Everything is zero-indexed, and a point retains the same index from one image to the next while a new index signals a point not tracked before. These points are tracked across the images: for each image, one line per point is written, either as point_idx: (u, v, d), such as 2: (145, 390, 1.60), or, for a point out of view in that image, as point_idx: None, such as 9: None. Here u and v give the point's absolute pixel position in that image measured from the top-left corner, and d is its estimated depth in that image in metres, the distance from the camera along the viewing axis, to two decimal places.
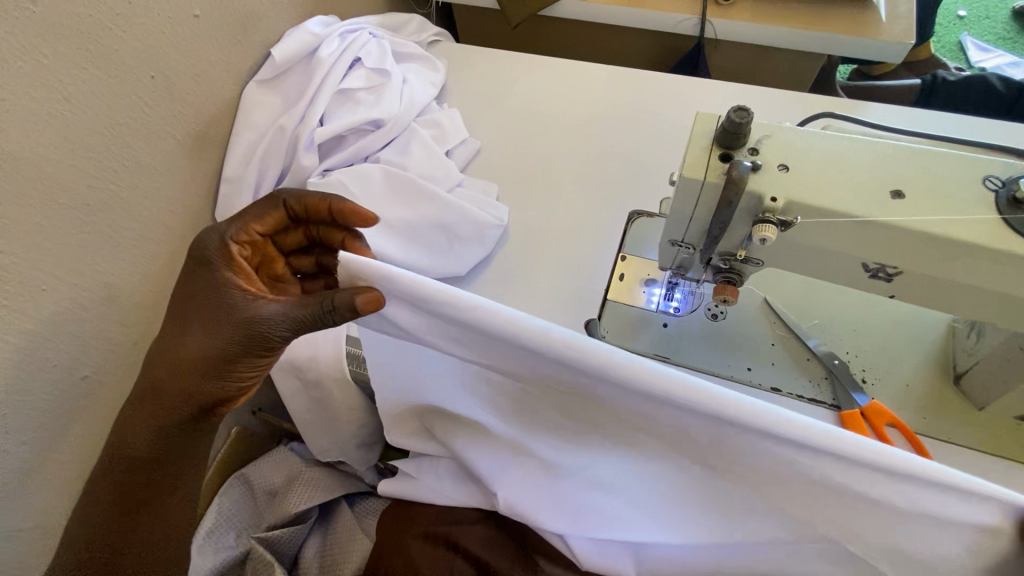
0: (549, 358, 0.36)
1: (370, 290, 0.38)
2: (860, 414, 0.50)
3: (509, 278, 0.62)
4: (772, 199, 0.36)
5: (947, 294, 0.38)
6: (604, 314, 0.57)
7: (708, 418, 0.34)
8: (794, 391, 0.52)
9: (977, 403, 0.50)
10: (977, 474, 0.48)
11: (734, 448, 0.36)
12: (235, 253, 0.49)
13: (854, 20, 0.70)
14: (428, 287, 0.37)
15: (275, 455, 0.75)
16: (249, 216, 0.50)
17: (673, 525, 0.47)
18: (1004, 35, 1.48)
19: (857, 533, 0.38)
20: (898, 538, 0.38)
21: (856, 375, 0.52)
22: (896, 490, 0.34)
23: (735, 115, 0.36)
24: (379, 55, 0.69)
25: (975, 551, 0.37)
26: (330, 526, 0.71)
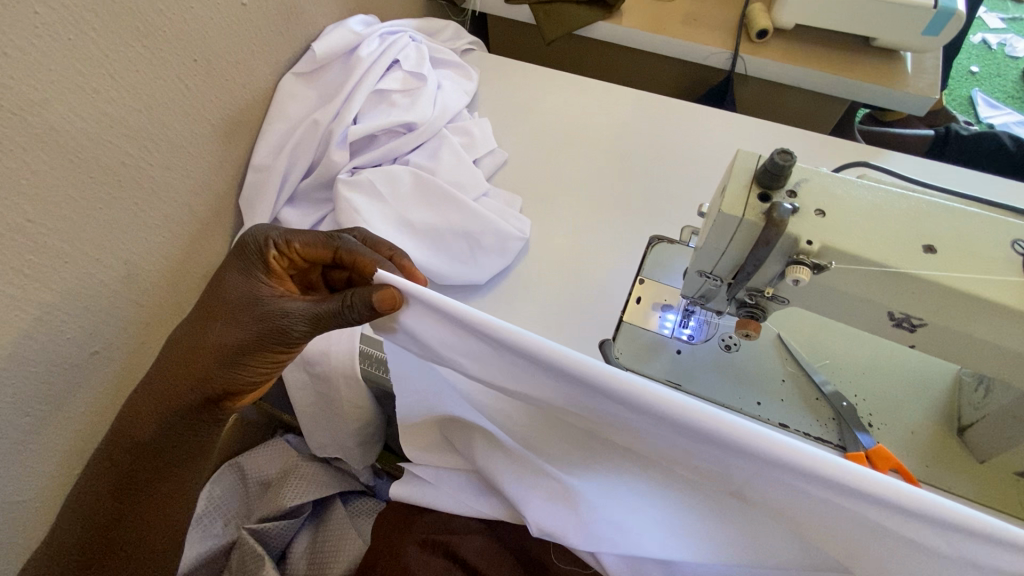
0: (549, 370, 0.37)
1: (386, 288, 0.39)
2: (865, 455, 0.48)
3: (526, 292, 0.62)
4: (808, 242, 0.37)
5: (967, 349, 0.39)
6: (618, 336, 0.58)
7: (686, 432, 0.35)
8: (800, 429, 0.53)
9: (980, 457, 0.51)
10: None
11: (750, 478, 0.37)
12: (272, 259, 0.49)
13: (881, 70, 0.72)
14: (435, 303, 0.38)
15: (270, 446, 0.74)
16: (297, 236, 0.49)
17: (693, 542, 0.48)
18: (1014, 93, 1.51)
19: (866, 560, 0.39)
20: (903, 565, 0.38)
21: (863, 419, 0.53)
22: (894, 519, 0.34)
23: (779, 157, 0.37)
24: (416, 59, 0.70)
25: None
26: (322, 522, 0.70)
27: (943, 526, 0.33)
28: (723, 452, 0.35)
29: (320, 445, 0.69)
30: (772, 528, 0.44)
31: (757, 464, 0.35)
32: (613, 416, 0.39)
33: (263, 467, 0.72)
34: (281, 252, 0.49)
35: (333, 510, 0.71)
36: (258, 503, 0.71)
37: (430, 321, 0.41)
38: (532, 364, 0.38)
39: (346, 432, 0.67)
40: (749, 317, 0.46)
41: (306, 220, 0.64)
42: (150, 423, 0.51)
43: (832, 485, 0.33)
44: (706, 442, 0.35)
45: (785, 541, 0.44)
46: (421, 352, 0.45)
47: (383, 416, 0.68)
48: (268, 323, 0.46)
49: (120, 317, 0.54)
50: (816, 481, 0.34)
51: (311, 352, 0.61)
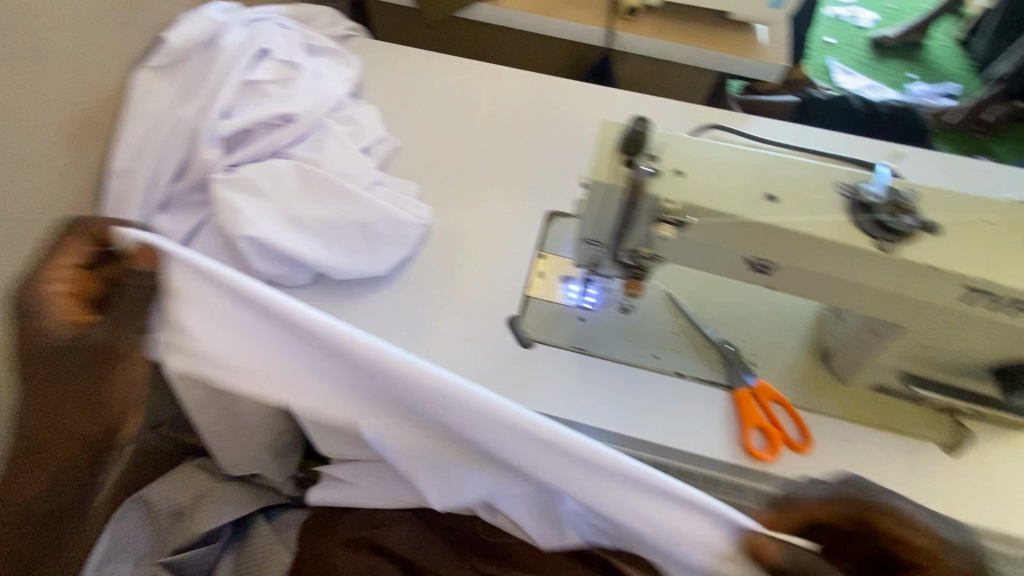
0: (342, 359, 0.42)
1: (142, 249, 0.45)
2: (751, 393, 0.56)
3: (431, 278, 0.62)
4: (669, 201, 0.41)
5: (816, 284, 0.44)
6: (526, 311, 0.60)
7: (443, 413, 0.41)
8: (694, 375, 0.57)
9: (842, 378, 0.57)
10: (857, 443, 0.54)
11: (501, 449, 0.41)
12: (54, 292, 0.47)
13: (738, 42, 0.79)
14: (212, 276, 0.43)
15: (178, 472, 0.68)
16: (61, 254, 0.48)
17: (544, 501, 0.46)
18: (864, 61, 1.70)
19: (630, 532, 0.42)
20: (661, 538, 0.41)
21: (746, 359, 0.59)
22: (588, 479, 0.40)
23: (635, 123, 0.40)
24: (288, 48, 0.68)
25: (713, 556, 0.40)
26: (245, 542, 0.67)
27: (623, 482, 0.39)
28: (487, 432, 0.41)
29: (231, 463, 0.65)
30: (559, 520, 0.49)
31: (503, 445, 0.41)
32: (383, 390, 0.43)
33: (170, 497, 0.66)
34: (65, 279, 0.47)
35: (256, 530, 0.68)
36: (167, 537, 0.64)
37: (247, 337, 0.45)
38: (330, 357, 0.43)
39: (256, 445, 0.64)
40: (632, 278, 0.49)
41: (184, 226, 0.58)
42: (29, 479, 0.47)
43: (562, 452, 0.40)
44: (468, 420, 0.41)
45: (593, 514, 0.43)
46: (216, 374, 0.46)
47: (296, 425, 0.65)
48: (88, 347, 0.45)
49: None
50: (551, 454, 0.40)
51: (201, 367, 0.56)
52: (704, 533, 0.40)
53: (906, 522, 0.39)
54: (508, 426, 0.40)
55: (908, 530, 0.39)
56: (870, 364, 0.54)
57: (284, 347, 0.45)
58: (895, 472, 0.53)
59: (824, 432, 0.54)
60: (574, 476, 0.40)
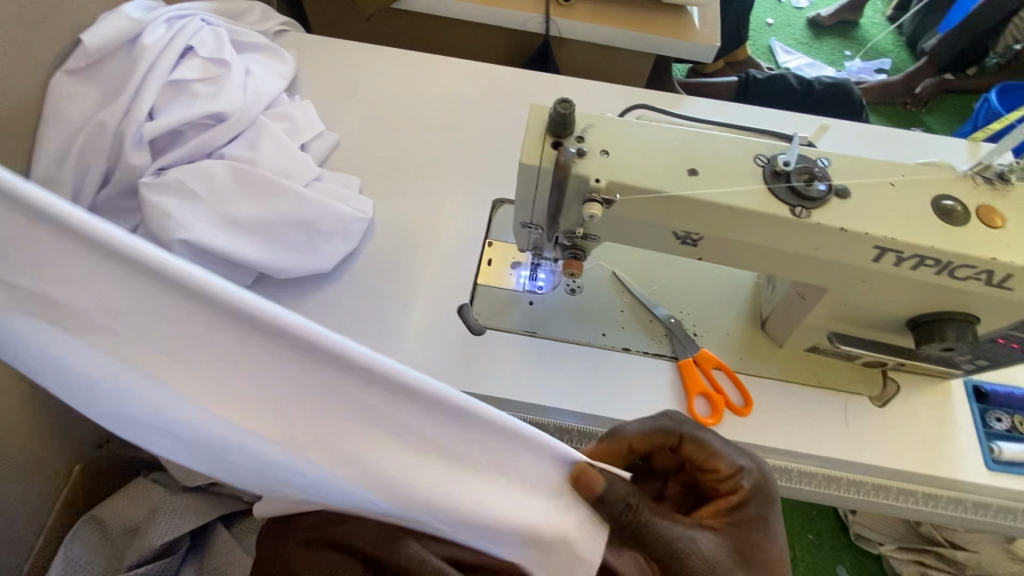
0: (157, 275, 0.26)
1: None
2: (694, 362, 0.58)
3: (378, 271, 0.62)
4: (596, 180, 0.43)
5: (739, 252, 0.47)
6: (476, 298, 0.61)
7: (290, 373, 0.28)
8: (640, 349, 0.60)
9: (779, 341, 0.60)
10: (788, 400, 0.58)
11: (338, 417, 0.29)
12: None
13: (672, 24, 0.81)
14: None
15: (133, 487, 0.67)
16: None
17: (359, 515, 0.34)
18: (802, 40, 1.76)
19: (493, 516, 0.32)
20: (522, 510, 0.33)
21: (689, 330, 0.61)
22: (470, 440, 0.30)
23: (560, 106, 0.43)
24: (214, 43, 0.65)
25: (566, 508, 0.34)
26: (207, 550, 0.66)
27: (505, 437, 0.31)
28: (337, 395, 0.28)
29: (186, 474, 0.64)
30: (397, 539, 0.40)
31: (374, 426, 0.29)
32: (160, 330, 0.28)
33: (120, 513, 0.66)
34: None
35: (217, 539, 0.66)
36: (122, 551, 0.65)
37: (12, 240, 0.28)
38: (131, 285, 0.27)
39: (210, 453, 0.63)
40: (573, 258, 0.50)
41: None
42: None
43: (452, 426, 0.29)
44: (315, 386, 0.28)
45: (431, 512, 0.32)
46: (7, 305, 0.31)
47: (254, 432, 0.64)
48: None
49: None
50: (425, 451, 0.30)
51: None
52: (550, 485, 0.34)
53: (711, 448, 0.44)
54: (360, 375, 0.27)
55: (709, 455, 0.44)
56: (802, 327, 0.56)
57: (46, 258, 0.28)
58: (827, 424, 0.57)
59: (760, 394, 0.58)
60: (451, 464, 0.31)
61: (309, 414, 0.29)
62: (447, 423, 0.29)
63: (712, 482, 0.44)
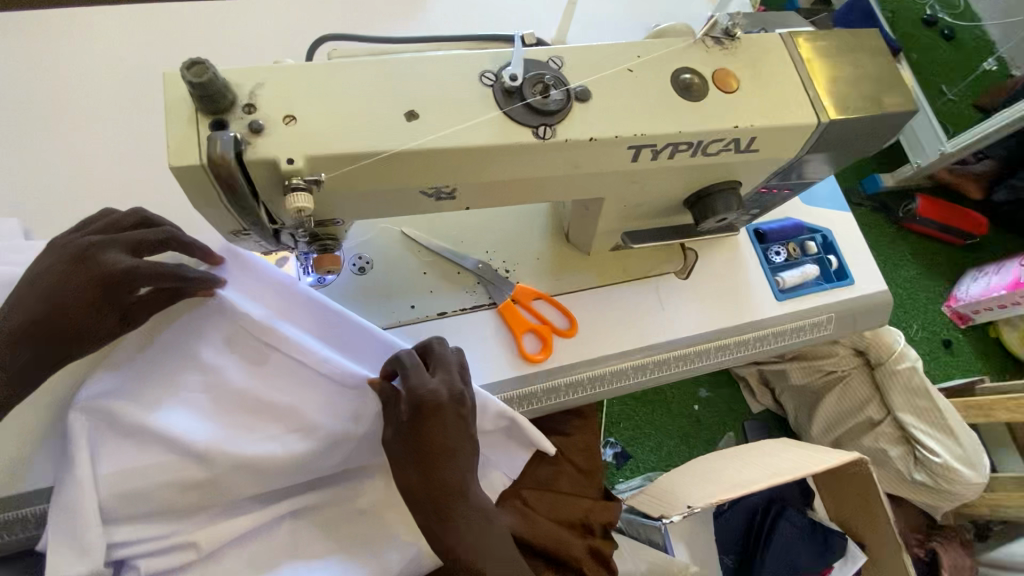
0: None
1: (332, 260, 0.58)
2: (517, 304, 0.81)
3: (336, 254, 0.58)
4: (421, 201, 0.56)
5: None
6: (377, 292, 0.80)
7: (487, 400, 0.72)
8: (462, 305, 0.81)
9: (584, 250, 0.85)
10: (603, 307, 0.83)
11: (494, 426, 0.75)
12: (290, 195, 0.47)
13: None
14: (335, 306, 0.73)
15: (179, 501, 0.66)
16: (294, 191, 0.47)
17: None
18: None
19: (497, 470, 0.79)
20: (497, 474, 0.79)
21: (502, 270, 0.84)
22: (522, 437, 0.77)
23: (448, 94, 0.51)
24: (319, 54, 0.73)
25: (503, 479, 0.79)
26: (230, 548, 0.69)
27: (519, 447, 0.78)
28: (514, 422, 0.75)
29: (193, 482, 0.66)
30: (499, 475, 0.79)
31: (505, 421, 0.74)
32: None
33: (126, 532, 0.64)
34: (295, 189, 0.47)
35: (252, 532, 0.70)
36: (141, 569, 0.65)
37: (346, 320, 0.73)
38: None
39: (223, 453, 0.66)
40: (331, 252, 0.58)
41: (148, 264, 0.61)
42: (107, 322, 0.62)
43: (511, 443, 0.78)
44: (501, 428, 0.76)
45: (500, 460, 0.78)
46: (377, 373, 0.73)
47: (315, 418, 0.70)
48: (288, 309, 0.73)
49: (129, 237, 0.60)
50: (521, 433, 0.76)
51: (252, 361, 0.71)
52: (506, 469, 0.79)
53: (417, 381, 0.64)
54: (522, 433, 0.76)
55: (433, 432, 0.63)
56: (600, 232, 0.76)
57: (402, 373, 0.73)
58: (616, 311, 0.83)
59: (579, 317, 0.82)
60: (504, 449, 0.78)
61: (498, 428, 0.76)
62: (527, 442, 0.77)
63: (455, 399, 0.65)
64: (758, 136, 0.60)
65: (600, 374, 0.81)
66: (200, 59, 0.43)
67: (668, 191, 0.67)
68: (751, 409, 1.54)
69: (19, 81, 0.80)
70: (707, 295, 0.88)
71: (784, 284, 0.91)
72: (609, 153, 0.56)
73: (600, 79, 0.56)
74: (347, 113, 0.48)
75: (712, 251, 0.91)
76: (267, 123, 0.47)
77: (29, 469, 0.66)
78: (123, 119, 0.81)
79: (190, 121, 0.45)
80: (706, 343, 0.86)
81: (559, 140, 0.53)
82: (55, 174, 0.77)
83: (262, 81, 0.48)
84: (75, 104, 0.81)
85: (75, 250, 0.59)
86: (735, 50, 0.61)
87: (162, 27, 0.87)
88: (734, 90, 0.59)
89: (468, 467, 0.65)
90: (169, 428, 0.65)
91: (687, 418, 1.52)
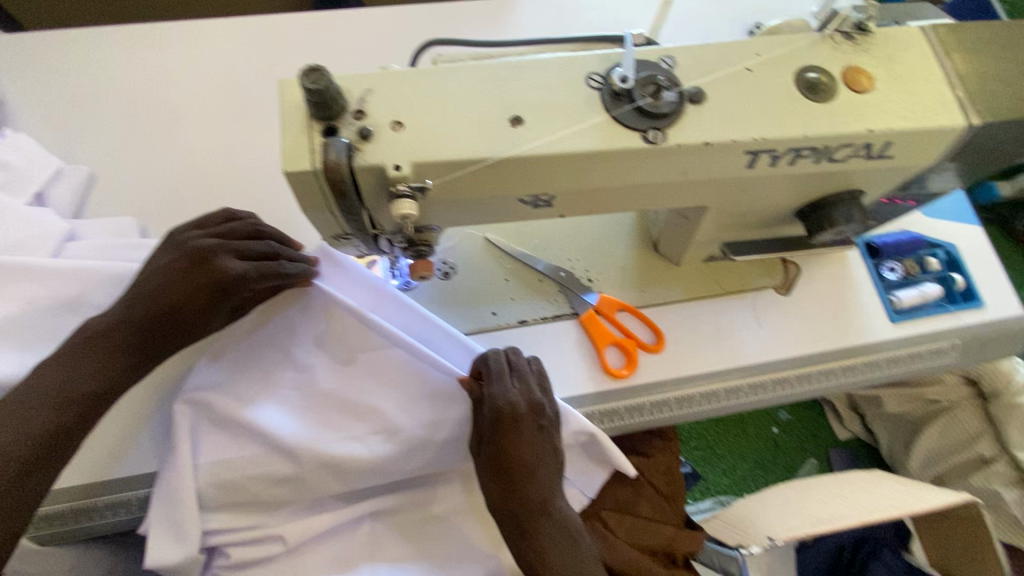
0: None
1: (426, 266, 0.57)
2: (601, 315, 0.78)
3: (429, 260, 0.57)
4: (517, 209, 0.55)
5: None
6: (458, 297, 0.79)
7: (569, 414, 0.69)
8: (540, 314, 0.78)
9: (675, 260, 0.80)
10: (692, 322, 0.78)
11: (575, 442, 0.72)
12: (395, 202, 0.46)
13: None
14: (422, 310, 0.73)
15: (268, 495, 0.68)
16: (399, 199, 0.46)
17: None
18: None
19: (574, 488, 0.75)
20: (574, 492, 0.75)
21: (585, 279, 0.81)
22: (603, 455, 0.73)
23: (556, 98, 0.49)
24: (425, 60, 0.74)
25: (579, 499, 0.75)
26: (313, 544, 0.70)
27: (599, 466, 0.75)
28: (596, 440, 0.71)
29: (283, 477, 0.67)
30: (575, 493, 0.76)
31: (586, 437, 0.71)
32: None
33: (220, 520, 0.67)
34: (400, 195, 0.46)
35: (333, 530, 0.71)
36: (232, 558, 0.67)
37: (431, 324, 0.72)
38: None
39: (311, 451, 0.67)
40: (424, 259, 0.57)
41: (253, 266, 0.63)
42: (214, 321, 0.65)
43: (590, 461, 0.74)
44: (582, 444, 0.72)
45: (578, 478, 0.75)
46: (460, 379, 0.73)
47: (398, 422, 0.70)
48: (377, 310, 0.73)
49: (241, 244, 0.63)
50: (602, 451, 0.72)
51: (341, 361, 0.72)
52: (583, 488, 0.75)
53: (497, 391, 0.62)
54: (604, 452, 0.72)
55: (513, 445, 0.61)
56: (695, 242, 0.71)
57: None
58: (706, 327, 0.78)
59: (667, 332, 0.78)
60: (583, 466, 0.75)
61: (578, 444, 0.72)
62: (608, 461, 0.73)
63: (534, 410, 0.63)
64: (893, 141, 0.54)
65: (688, 396, 0.77)
66: (318, 66, 0.44)
67: (779, 200, 0.62)
68: (837, 435, 1.41)
69: (139, 90, 0.87)
70: (809, 313, 0.80)
71: (898, 304, 0.81)
72: (723, 160, 0.52)
73: (715, 80, 0.51)
74: (453, 119, 0.47)
75: (814, 266, 0.83)
76: (375, 129, 0.47)
77: (128, 454, 0.69)
78: (228, 125, 0.86)
79: (304, 127, 0.46)
80: (805, 367, 0.79)
81: (671, 146, 0.49)
82: (167, 176, 0.82)
83: (372, 87, 0.48)
84: (186, 111, 0.86)
85: (194, 252, 0.62)
86: (868, 46, 0.55)
87: (265, 37, 0.91)
88: (868, 90, 0.53)
89: (552, 482, 0.63)
90: (265, 424, 0.67)
91: (764, 441, 1.41)
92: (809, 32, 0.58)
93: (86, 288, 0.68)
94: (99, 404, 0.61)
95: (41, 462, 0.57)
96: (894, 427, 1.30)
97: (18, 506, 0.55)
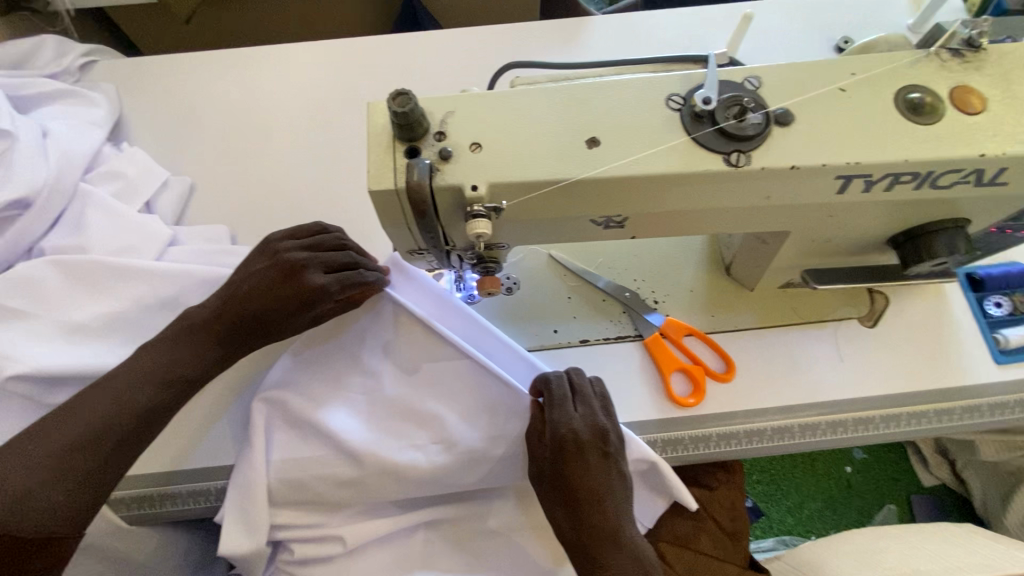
0: None
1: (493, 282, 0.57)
2: (666, 338, 0.76)
3: (496, 277, 0.57)
4: (586, 230, 0.55)
5: None
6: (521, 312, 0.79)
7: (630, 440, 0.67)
8: (604, 334, 0.77)
9: (750, 285, 0.76)
10: (765, 351, 0.74)
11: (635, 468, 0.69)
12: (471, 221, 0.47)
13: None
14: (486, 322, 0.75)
15: (332, 496, 0.70)
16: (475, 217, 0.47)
17: None
18: None
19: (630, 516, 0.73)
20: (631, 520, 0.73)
21: (650, 300, 0.79)
22: (664, 485, 0.70)
23: (634, 120, 0.48)
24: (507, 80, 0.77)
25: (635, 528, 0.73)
26: (371, 547, 0.72)
27: (658, 496, 0.72)
28: (657, 469, 0.69)
29: (346, 479, 0.70)
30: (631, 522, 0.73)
31: (646, 465, 0.69)
32: None
33: (288, 516, 0.70)
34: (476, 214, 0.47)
35: (390, 536, 0.73)
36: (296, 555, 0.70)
37: (494, 338, 0.73)
38: None
39: (374, 456, 0.69)
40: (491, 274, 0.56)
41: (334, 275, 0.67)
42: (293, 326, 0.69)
43: (650, 490, 0.72)
44: (642, 472, 0.70)
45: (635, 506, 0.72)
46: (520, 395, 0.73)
47: (458, 434, 0.71)
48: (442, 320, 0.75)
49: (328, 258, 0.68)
50: (663, 481, 0.70)
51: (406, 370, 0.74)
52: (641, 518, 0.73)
53: (559, 416, 0.62)
54: (665, 482, 0.70)
55: (577, 474, 0.60)
56: (772, 268, 0.68)
57: None
58: (779, 356, 0.74)
59: (737, 360, 0.74)
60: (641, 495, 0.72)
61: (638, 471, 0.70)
62: (668, 492, 0.71)
63: (598, 436, 0.62)
64: (1009, 166, 0.49)
65: (759, 430, 0.73)
66: (405, 90, 0.46)
67: (870, 227, 0.57)
68: (920, 481, 1.28)
69: (235, 108, 0.94)
70: (897, 348, 0.74)
71: (1004, 344, 0.73)
72: (810, 184, 0.49)
73: (804, 102, 0.49)
74: (530, 141, 0.48)
75: (904, 297, 0.77)
76: (455, 150, 0.48)
77: (210, 446, 0.74)
78: (311, 141, 0.91)
79: (388, 147, 0.48)
80: (892, 407, 0.73)
81: (755, 170, 0.47)
82: (256, 187, 0.88)
83: (453, 109, 0.49)
84: (275, 128, 0.92)
85: (285, 262, 0.67)
86: (980, 64, 0.50)
87: (348, 59, 0.97)
88: (979, 111, 0.49)
89: (620, 510, 0.61)
90: (334, 427, 0.70)
91: (836, 481, 1.31)
92: (909, 50, 0.55)
93: (183, 289, 0.74)
94: (187, 393, 0.66)
95: (135, 440, 0.62)
96: (988, 478, 1.16)
97: (111, 477, 0.60)
